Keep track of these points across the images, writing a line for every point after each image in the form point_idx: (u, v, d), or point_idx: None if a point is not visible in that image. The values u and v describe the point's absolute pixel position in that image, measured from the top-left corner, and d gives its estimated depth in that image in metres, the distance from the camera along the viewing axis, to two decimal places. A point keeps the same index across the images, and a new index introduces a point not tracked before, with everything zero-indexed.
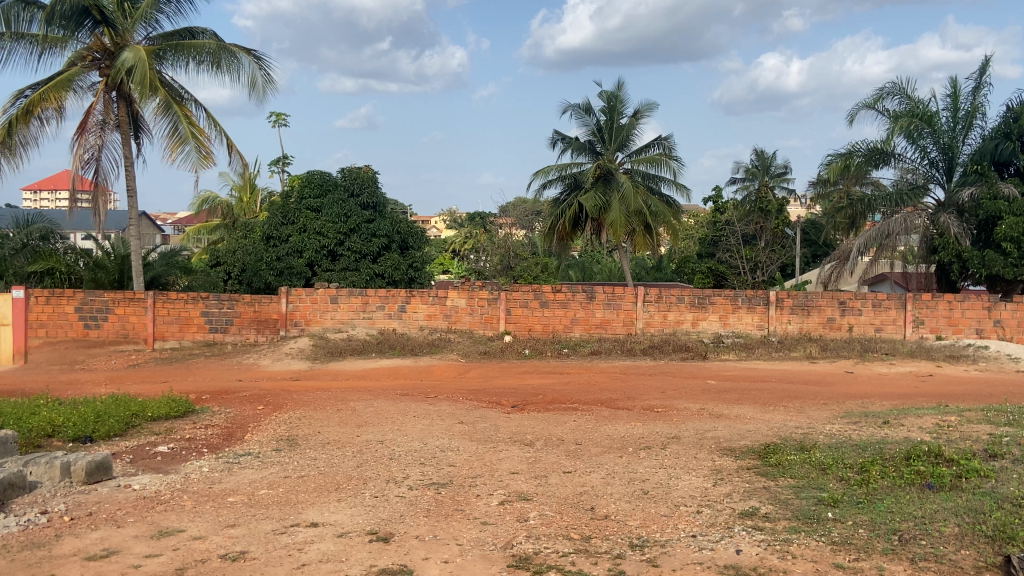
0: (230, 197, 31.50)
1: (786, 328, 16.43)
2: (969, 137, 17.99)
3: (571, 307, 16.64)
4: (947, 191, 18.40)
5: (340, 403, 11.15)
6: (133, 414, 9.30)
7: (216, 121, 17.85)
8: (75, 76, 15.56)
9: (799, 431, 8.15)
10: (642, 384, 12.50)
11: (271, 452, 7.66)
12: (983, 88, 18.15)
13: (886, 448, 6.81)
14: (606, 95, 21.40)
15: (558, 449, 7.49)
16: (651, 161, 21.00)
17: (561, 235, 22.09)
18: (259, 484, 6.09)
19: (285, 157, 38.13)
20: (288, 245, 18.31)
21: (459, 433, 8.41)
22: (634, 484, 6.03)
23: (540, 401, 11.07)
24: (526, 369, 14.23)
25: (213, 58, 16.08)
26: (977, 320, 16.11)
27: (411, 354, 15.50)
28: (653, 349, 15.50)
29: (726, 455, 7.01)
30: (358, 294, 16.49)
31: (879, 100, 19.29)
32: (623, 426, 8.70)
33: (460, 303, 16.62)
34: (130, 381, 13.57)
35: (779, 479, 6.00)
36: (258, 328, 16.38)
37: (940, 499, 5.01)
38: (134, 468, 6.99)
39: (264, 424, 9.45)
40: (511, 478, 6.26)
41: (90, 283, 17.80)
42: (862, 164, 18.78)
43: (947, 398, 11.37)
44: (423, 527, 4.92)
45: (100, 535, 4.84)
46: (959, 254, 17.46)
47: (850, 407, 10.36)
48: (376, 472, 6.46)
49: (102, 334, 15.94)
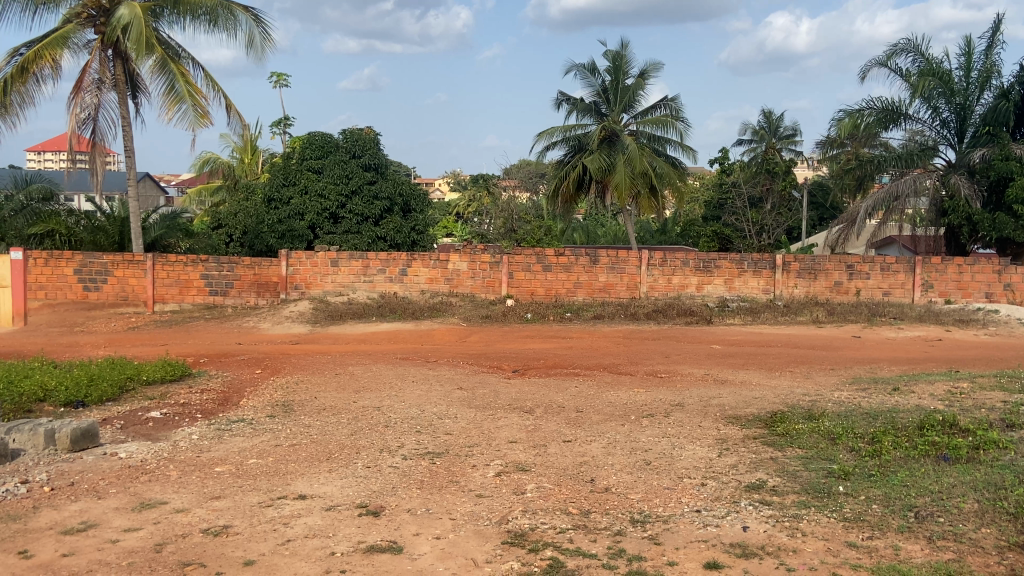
0: (231, 159, 31.16)
1: (792, 292, 16.18)
2: (982, 98, 17.52)
3: (575, 271, 16.37)
4: (958, 152, 18.03)
5: (339, 367, 10.98)
6: (127, 378, 9.12)
7: (214, 80, 17.51)
8: (71, 34, 15.22)
9: (806, 398, 7.94)
10: (647, 349, 12.27)
11: (265, 419, 7.47)
12: (996, 47, 17.70)
13: (897, 417, 6.58)
14: (611, 55, 20.94)
15: (558, 417, 7.29)
16: (656, 123, 20.60)
17: (565, 197, 21.73)
18: (248, 453, 5.88)
19: (286, 118, 37.57)
20: (290, 207, 18.06)
21: (458, 400, 8.21)
22: (636, 455, 5.81)
23: (541, 366, 10.90)
24: (529, 333, 14.02)
25: (211, 16, 15.71)
26: (987, 284, 15.83)
27: (413, 318, 15.30)
28: (657, 313, 15.23)
29: (731, 424, 6.79)
30: (359, 257, 16.23)
31: (892, 57, 18.84)
32: (625, 392, 8.50)
33: (462, 267, 16.38)
34: (128, 344, 13.40)
35: (787, 450, 5.78)
36: (259, 291, 16.22)
37: (957, 472, 4.79)
38: (123, 434, 6.79)
39: (261, 389, 9.26)
40: (509, 448, 6.05)
41: (90, 245, 17.57)
42: (873, 124, 18.34)
43: (957, 363, 11.12)
44: (416, 500, 4.72)
45: (80, 507, 4.65)
46: (969, 217, 17.09)
47: (859, 372, 10.13)
48: (370, 441, 6.26)
49: (102, 297, 15.75)
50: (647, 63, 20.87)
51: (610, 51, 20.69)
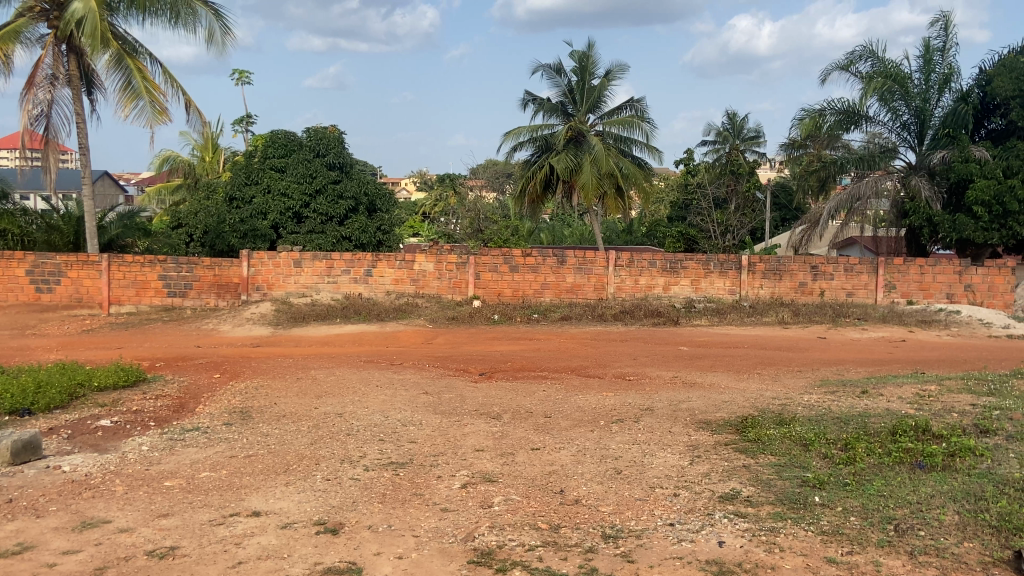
0: (192, 157, 30.60)
1: (757, 293, 16.15)
2: (941, 100, 17.64)
3: (542, 272, 16.20)
4: (918, 154, 18.12)
5: (300, 371, 10.69)
6: (78, 384, 8.77)
7: (172, 76, 17.11)
8: (23, 28, 14.76)
9: (777, 401, 7.83)
10: (615, 350, 12.13)
11: (221, 427, 7.18)
12: (953, 49, 17.88)
13: (870, 421, 6.47)
14: (577, 55, 20.80)
15: (526, 422, 7.10)
16: (622, 123, 20.50)
17: (532, 198, 21.60)
18: (200, 466, 5.61)
19: (248, 116, 37.08)
20: (252, 206, 17.73)
21: (423, 406, 7.99)
22: (606, 463, 5.64)
23: (509, 369, 10.71)
24: (495, 335, 13.80)
25: (169, 12, 15.32)
26: (948, 285, 15.87)
27: (377, 320, 15.02)
28: (625, 314, 15.10)
29: (702, 429, 6.65)
30: (323, 258, 15.91)
31: (852, 61, 18.94)
32: (594, 396, 8.32)
33: (428, 267, 16.13)
34: (82, 348, 12.99)
35: (759, 457, 5.64)
36: (219, 292, 15.84)
37: (933, 481, 4.68)
38: (70, 446, 6.48)
39: (218, 395, 8.95)
40: (476, 457, 5.84)
41: (43, 245, 17.07)
42: (834, 125, 18.47)
43: (922, 364, 11.09)
44: (377, 516, 4.49)
45: (16, 527, 4.36)
46: (929, 218, 17.15)
47: (827, 375, 10.05)
48: (331, 451, 6.02)
49: (54, 299, 15.31)
50: (612, 63, 20.79)
51: (576, 52, 20.58)
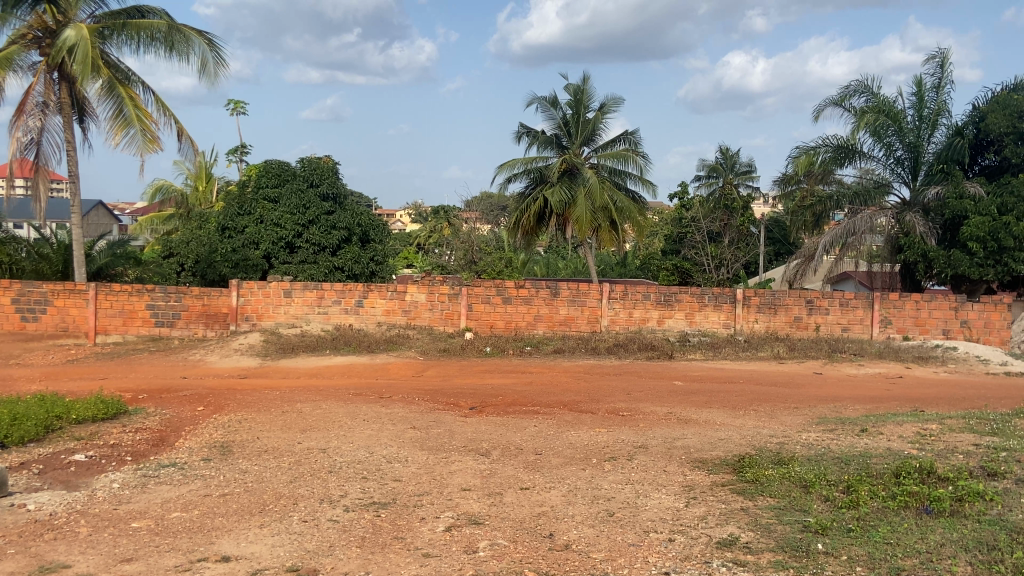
0: (185, 187, 30.45)
1: (752, 327, 15.96)
2: (934, 137, 17.62)
3: (535, 303, 16.02)
4: (912, 190, 18.06)
5: (286, 404, 10.40)
6: (56, 416, 8.50)
7: (164, 105, 17.00)
8: (15, 56, 14.62)
9: (774, 440, 7.58)
10: (608, 385, 11.89)
11: (199, 463, 6.91)
12: (947, 86, 17.89)
13: (871, 462, 6.24)
14: (572, 89, 20.80)
15: (516, 460, 6.86)
16: (616, 156, 20.40)
17: (526, 230, 21.41)
18: (172, 505, 5.34)
19: (243, 146, 37.00)
20: (244, 236, 17.53)
21: (409, 441, 7.73)
22: (598, 504, 5.39)
23: (499, 403, 10.44)
24: (486, 368, 13.55)
25: (164, 41, 15.23)
26: (944, 320, 15.67)
27: (367, 351, 14.75)
28: (618, 347, 14.88)
29: (698, 468, 6.40)
30: (313, 288, 15.68)
31: (847, 97, 18.93)
32: (586, 433, 8.08)
33: (420, 298, 15.92)
34: (65, 378, 12.68)
35: (758, 499, 5.40)
36: (207, 322, 15.53)
37: (942, 528, 4.46)
38: (39, 482, 6.21)
39: (201, 428, 8.68)
40: (462, 497, 5.59)
41: (32, 274, 16.82)
42: (828, 160, 18.43)
43: (922, 402, 10.84)
44: (354, 562, 4.25)
45: None
46: (924, 253, 16.98)
47: (824, 412, 9.79)
48: (311, 490, 5.75)
49: (40, 328, 15.05)
50: (607, 97, 20.76)
51: (570, 85, 20.57)
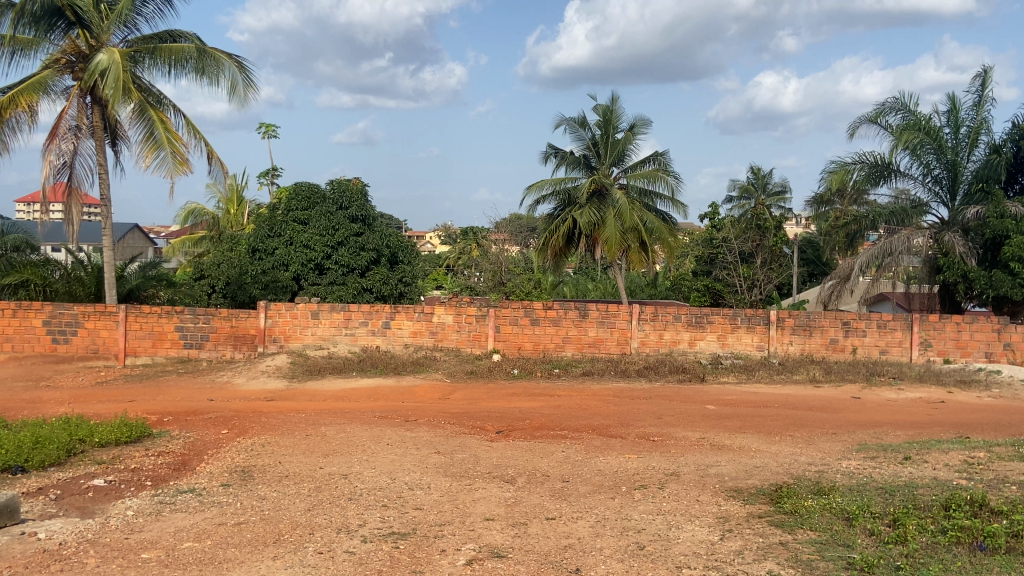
0: (216, 210, 30.62)
1: (787, 349, 15.57)
2: (973, 155, 17.19)
3: (563, 325, 15.78)
4: (951, 210, 17.62)
5: (310, 427, 10.23)
6: (77, 440, 8.38)
7: (195, 128, 17.08)
8: (48, 80, 14.70)
9: (813, 468, 7.26)
10: (638, 409, 11.58)
11: (218, 489, 6.73)
12: (987, 103, 17.47)
13: (917, 493, 5.92)
14: (601, 110, 20.63)
15: (542, 487, 6.61)
16: (648, 176, 20.14)
17: (555, 251, 21.19)
18: (184, 534, 5.16)
19: (274, 169, 37.26)
20: (274, 258, 17.44)
21: (433, 467, 7.51)
22: (627, 537, 5.12)
23: (527, 427, 10.18)
24: (514, 391, 13.28)
25: (195, 64, 15.29)
26: (986, 342, 15.20)
27: (393, 373, 14.56)
28: (648, 370, 14.59)
29: (733, 498, 6.10)
30: (341, 309, 15.56)
31: (882, 115, 18.57)
32: (616, 459, 7.81)
33: (447, 320, 15.73)
34: (92, 401, 12.62)
35: (798, 533, 5.10)
36: (235, 344, 15.43)
37: (999, 571, 4.15)
38: (55, 508, 6.06)
39: (223, 452, 8.53)
40: (485, 527, 5.35)
41: (65, 297, 16.86)
42: (862, 179, 18.03)
43: (966, 428, 10.43)
44: None
45: None
46: (964, 274, 16.53)
47: (864, 439, 9.39)
48: (329, 519, 5.54)
49: (71, 350, 15.07)
50: (637, 117, 20.59)
51: (600, 105, 20.39)
